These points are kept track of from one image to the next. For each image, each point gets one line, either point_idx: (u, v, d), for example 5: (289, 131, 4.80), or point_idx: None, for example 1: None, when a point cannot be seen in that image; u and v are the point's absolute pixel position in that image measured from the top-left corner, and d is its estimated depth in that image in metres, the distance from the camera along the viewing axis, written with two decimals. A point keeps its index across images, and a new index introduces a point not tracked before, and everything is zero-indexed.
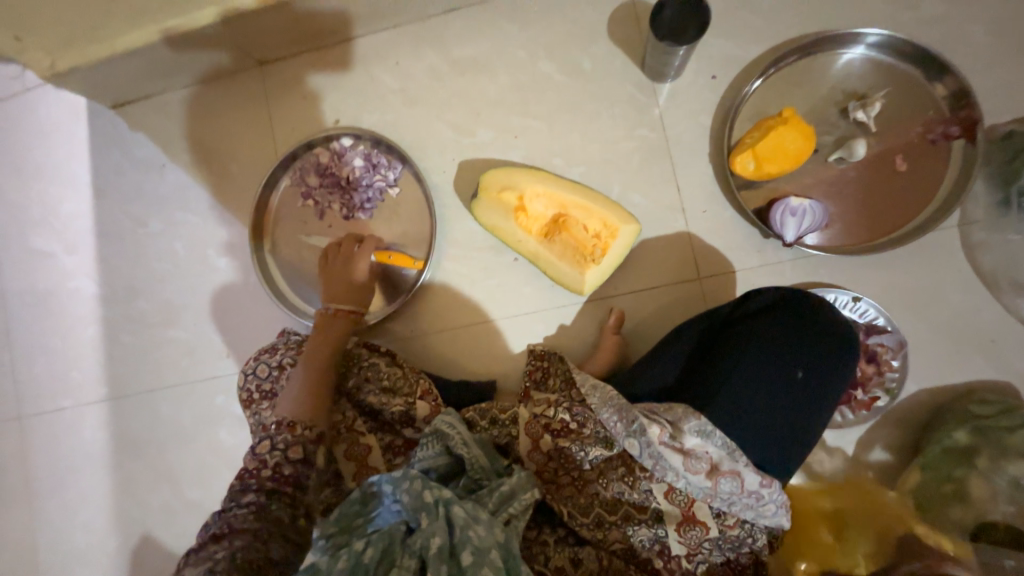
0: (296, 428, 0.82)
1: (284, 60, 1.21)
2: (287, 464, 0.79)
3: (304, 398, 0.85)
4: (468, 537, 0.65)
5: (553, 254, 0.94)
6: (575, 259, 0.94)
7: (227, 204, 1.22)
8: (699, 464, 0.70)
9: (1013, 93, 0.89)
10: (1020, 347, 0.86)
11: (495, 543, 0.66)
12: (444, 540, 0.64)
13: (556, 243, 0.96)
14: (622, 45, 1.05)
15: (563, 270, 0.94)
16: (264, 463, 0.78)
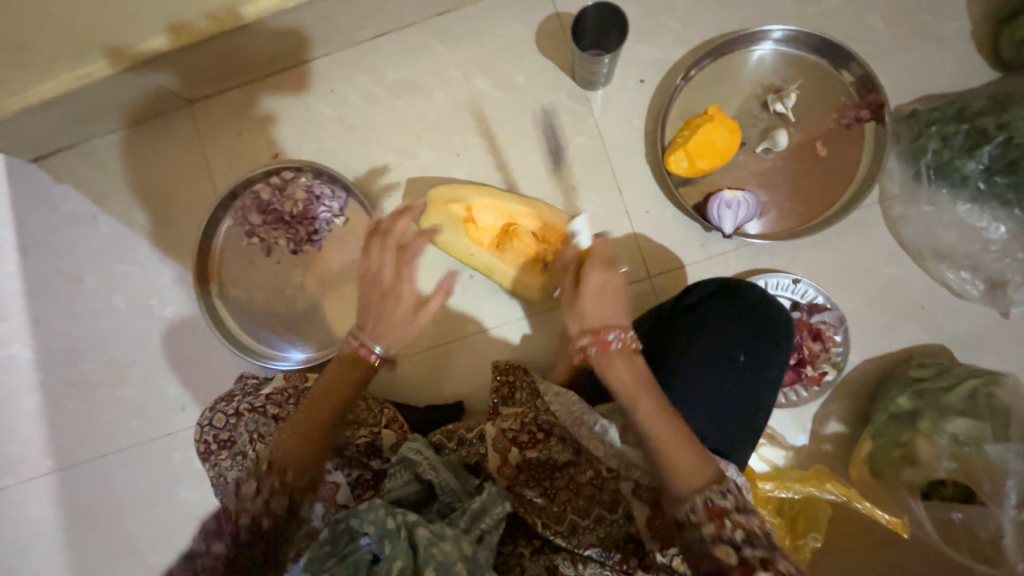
0: (286, 474, 0.72)
1: (214, 98, 1.18)
2: (266, 517, 0.70)
3: (298, 438, 0.74)
4: (433, 554, 0.64)
5: (506, 263, 0.95)
6: (529, 266, 0.96)
7: (168, 250, 1.18)
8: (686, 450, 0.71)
9: (913, 74, 0.95)
10: (947, 309, 0.92)
11: (460, 556, 0.65)
12: (406, 561, 0.63)
13: (508, 253, 0.96)
14: (551, 57, 1.07)
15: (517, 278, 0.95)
16: (249, 510, 0.71)
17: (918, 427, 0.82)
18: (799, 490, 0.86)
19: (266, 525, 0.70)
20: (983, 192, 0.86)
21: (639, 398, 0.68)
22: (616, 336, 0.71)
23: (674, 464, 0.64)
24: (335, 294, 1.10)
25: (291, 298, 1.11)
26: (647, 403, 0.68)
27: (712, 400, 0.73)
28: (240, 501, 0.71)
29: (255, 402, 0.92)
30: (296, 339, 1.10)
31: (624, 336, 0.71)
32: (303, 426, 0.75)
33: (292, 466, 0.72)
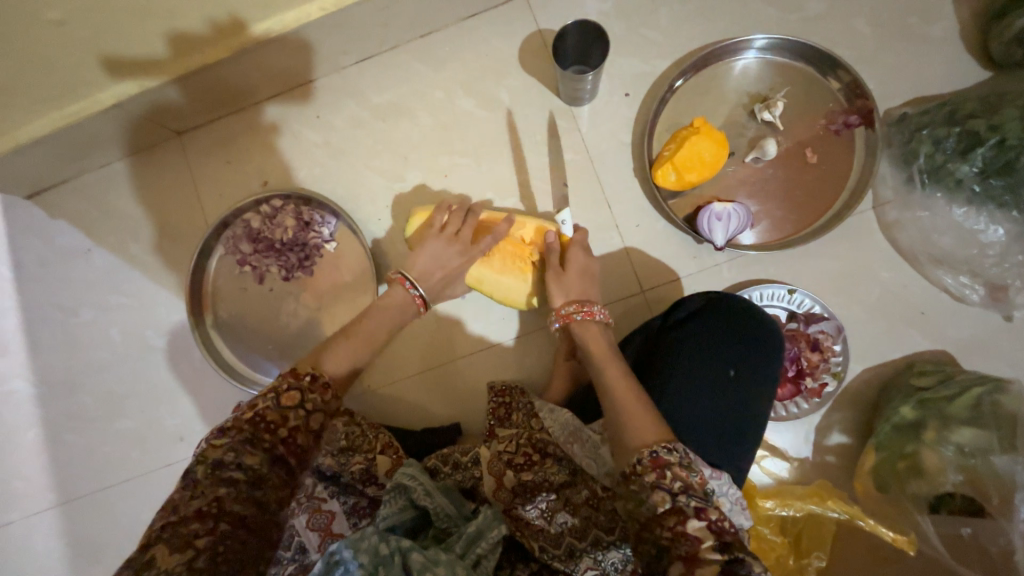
0: (328, 392, 0.67)
1: (203, 127, 1.19)
2: (303, 433, 0.64)
3: (344, 355, 0.72)
4: None
5: (495, 269, 0.94)
6: (517, 265, 0.94)
7: (162, 280, 1.18)
8: None
9: (901, 76, 0.94)
10: (947, 314, 0.90)
11: None
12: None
13: (495, 256, 0.94)
14: (535, 74, 1.06)
15: (508, 282, 0.94)
16: (285, 422, 0.63)
17: (922, 438, 0.80)
18: (800, 508, 0.84)
19: (300, 442, 0.63)
20: (978, 194, 0.83)
21: (608, 364, 0.73)
22: (584, 310, 0.80)
23: (628, 418, 0.65)
24: (328, 319, 1.10)
25: (285, 325, 1.11)
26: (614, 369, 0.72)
27: (707, 418, 0.70)
28: (269, 415, 0.63)
29: None
30: (291, 366, 1.10)
31: (593, 310, 0.80)
32: (343, 355, 0.72)
33: (333, 383, 0.68)
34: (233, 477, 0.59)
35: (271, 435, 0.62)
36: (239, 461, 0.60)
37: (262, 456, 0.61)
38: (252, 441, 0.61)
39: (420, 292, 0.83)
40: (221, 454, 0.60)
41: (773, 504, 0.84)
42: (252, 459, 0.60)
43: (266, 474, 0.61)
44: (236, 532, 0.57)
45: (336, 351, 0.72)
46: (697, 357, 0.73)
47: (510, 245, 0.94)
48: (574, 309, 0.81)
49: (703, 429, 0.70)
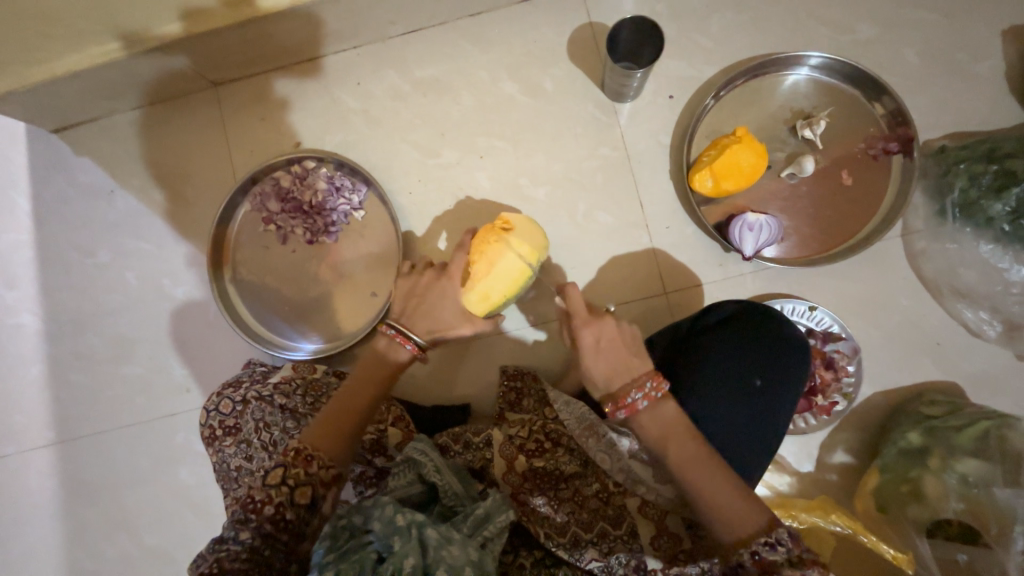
0: (312, 465, 0.71)
1: (240, 81, 1.18)
2: (291, 508, 0.68)
3: (334, 426, 0.75)
4: (441, 555, 0.65)
5: (490, 263, 0.81)
6: (496, 239, 0.82)
7: (183, 230, 1.17)
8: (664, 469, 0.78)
9: (943, 109, 0.95)
10: (963, 348, 0.91)
11: (467, 560, 0.65)
12: (417, 560, 0.63)
13: (477, 255, 0.82)
14: (582, 66, 1.07)
15: (508, 254, 0.81)
16: (271, 499, 0.67)
17: (927, 465, 0.81)
18: (802, 518, 0.86)
19: (289, 516, 0.68)
20: (1007, 234, 0.85)
21: (672, 444, 0.67)
22: (650, 385, 0.68)
23: (715, 507, 0.63)
24: (348, 287, 1.10)
25: (303, 288, 1.10)
26: (682, 452, 0.66)
27: (728, 422, 0.72)
28: (259, 492, 0.68)
29: (264, 390, 0.92)
30: (306, 330, 1.09)
31: (656, 386, 0.69)
32: (335, 417, 0.76)
33: (319, 454, 0.72)
34: (230, 550, 0.65)
35: (259, 513, 0.67)
36: (234, 536, 0.66)
37: (253, 531, 0.66)
38: (243, 520, 0.66)
39: (416, 340, 0.82)
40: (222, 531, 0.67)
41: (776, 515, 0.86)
42: (249, 534, 0.66)
43: (261, 545, 0.66)
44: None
45: (323, 422, 0.76)
46: (724, 363, 0.74)
47: (479, 240, 0.84)
48: (641, 389, 0.69)
49: (720, 432, 0.72)
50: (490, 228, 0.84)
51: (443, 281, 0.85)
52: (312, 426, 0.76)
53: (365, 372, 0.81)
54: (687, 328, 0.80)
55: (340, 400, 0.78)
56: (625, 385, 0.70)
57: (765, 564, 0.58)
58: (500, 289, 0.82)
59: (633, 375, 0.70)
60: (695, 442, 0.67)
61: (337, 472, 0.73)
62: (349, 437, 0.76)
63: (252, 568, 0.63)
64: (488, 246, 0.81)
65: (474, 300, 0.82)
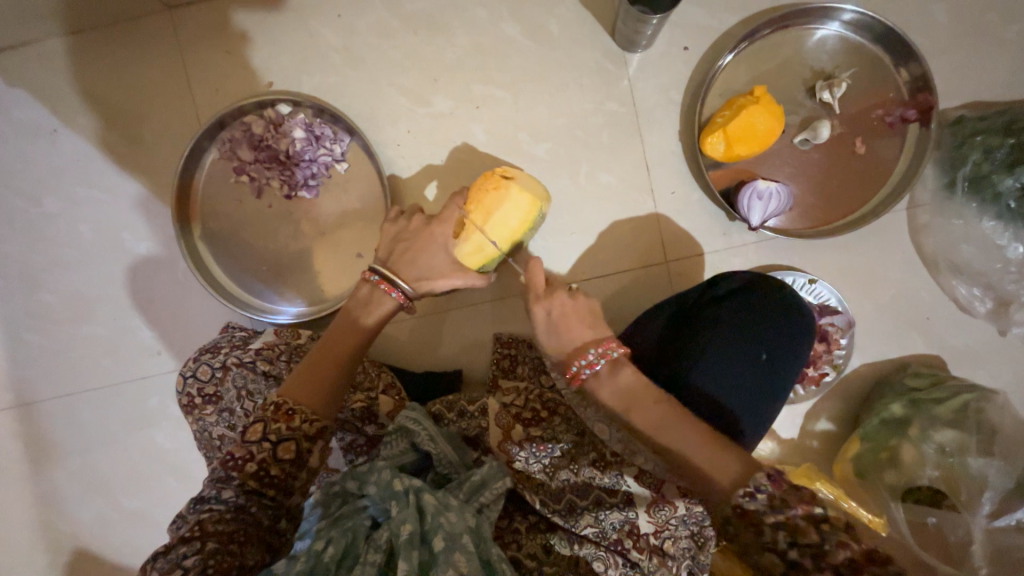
0: (294, 418, 0.66)
1: (200, 6, 1.03)
2: (275, 464, 0.63)
3: (315, 378, 0.70)
4: (439, 523, 0.62)
5: (489, 218, 0.76)
6: (498, 191, 0.76)
7: (142, 178, 1.06)
8: None
9: (965, 76, 0.91)
10: (951, 323, 0.93)
11: (465, 527, 0.63)
12: (414, 527, 0.60)
13: (475, 209, 0.76)
14: (591, 8, 0.96)
15: (510, 209, 0.76)
16: (252, 457, 0.63)
17: (907, 434, 0.85)
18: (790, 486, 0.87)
19: (273, 471, 0.63)
20: (1011, 211, 0.85)
21: (635, 414, 0.65)
22: (599, 351, 0.69)
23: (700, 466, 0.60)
24: (330, 247, 1.02)
25: (282, 246, 1.02)
26: (650, 419, 0.64)
27: (728, 395, 0.71)
28: (239, 449, 0.63)
29: (244, 356, 0.87)
30: (286, 291, 1.02)
31: (607, 352, 0.69)
32: (317, 371, 0.71)
33: (303, 409, 0.67)
34: (211, 510, 0.60)
35: (241, 470, 0.62)
36: (216, 495, 0.61)
37: (236, 490, 0.62)
38: (224, 479, 0.62)
39: (399, 285, 0.77)
40: (200, 491, 0.62)
41: None
42: (231, 494, 0.61)
43: (247, 504, 0.61)
44: (225, 546, 0.57)
45: (304, 374, 0.70)
46: (731, 336, 0.73)
47: (477, 188, 0.78)
48: (591, 358, 0.69)
49: (722, 405, 0.71)
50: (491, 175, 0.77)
51: (432, 226, 0.79)
52: (293, 379, 0.70)
53: (340, 322, 0.76)
54: (697, 301, 0.79)
55: (316, 354, 0.73)
56: (582, 354, 0.70)
57: (749, 517, 0.53)
58: (495, 241, 0.78)
59: (584, 345, 0.71)
60: (658, 404, 0.65)
61: (323, 425, 0.68)
62: (331, 390, 0.71)
63: (238, 527, 0.59)
64: (487, 197, 0.75)
65: (465, 252, 0.77)
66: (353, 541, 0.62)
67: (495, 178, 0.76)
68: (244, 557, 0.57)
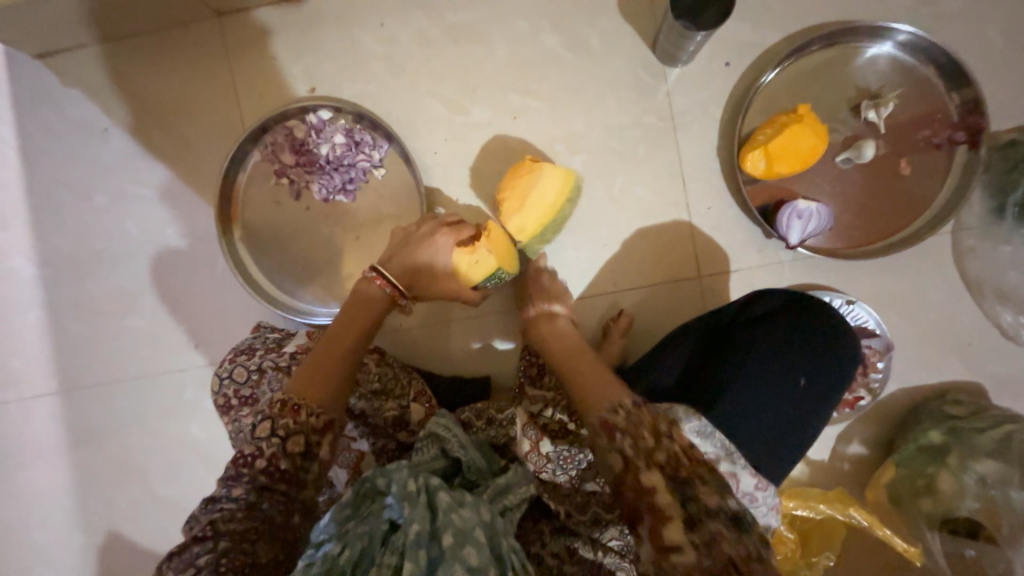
0: (301, 413, 0.67)
1: (247, 13, 1.05)
2: (284, 457, 0.64)
3: (317, 371, 0.72)
4: (450, 519, 0.63)
5: (526, 199, 0.85)
6: (528, 175, 0.86)
7: (186, 177, 1.09)
8: None
9: (1018, 99, 0.89)
10: (994, 350, 0.90)
11: (478, 522, 0.65)
12: (424, 525, 0.62)
13: (512, 195, 0.87)
14: (632, 22, 0.96)
15: (541, 188, 0.85)
16: (261, 452, 0.64)
17: (945, 462, 0.83)
18: (821, 509, 0.87)
19: (282, 468, 0.64)
20: None
21: (561, 346, 0.78)
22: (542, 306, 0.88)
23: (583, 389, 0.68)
24: (366, 251, 1.04)
25: (319, 249, 1.04)
26: (600, 388, 0.66)
27: (764, 421, 0.70)
28: (248, 446, 0.64)
29: (280, 360, 0.88)
30: (321, 291, 1.04)
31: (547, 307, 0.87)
32: (323, 369, 0.72)
33: (307, 403, 0.68)
34: (223, 509, 0.61)
35: (251, 468, 0.63)
36: (227, 495, 0.62)
37: (246, 487, 0.62)
38: (235, 477, 0.63)
39: (391, 280, 0.83)
40: (213, 491, 0.63)
41: (793, 504, 0.87)
42: (242, 491, 0.62)
43: (258, 501, 0.62)
44: (237, 545, 0.58)
45: (308, 368, 0.72)
46: (771, 358, 0.72)
47: (510, 180, 0.88)
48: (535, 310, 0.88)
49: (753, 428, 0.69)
50: (514, 171, 0.88)
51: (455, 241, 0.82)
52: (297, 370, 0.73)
53: (352, 312, 0.80)
54: (724, 319, 0.81)
55: (320, 353, 0.74)
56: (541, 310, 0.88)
57: (609, 424, 0.61)
58: (526, 223, 0.87)
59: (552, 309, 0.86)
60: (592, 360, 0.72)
61: (331, 417, 0.69)
62: (335, 387, 0.72)
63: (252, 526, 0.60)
64: (520, 181, 0.86)
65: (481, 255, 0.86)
66: (368, 545, 0.63)
67: (524, 165, 0.86)
68: (255, 552, 0.59)
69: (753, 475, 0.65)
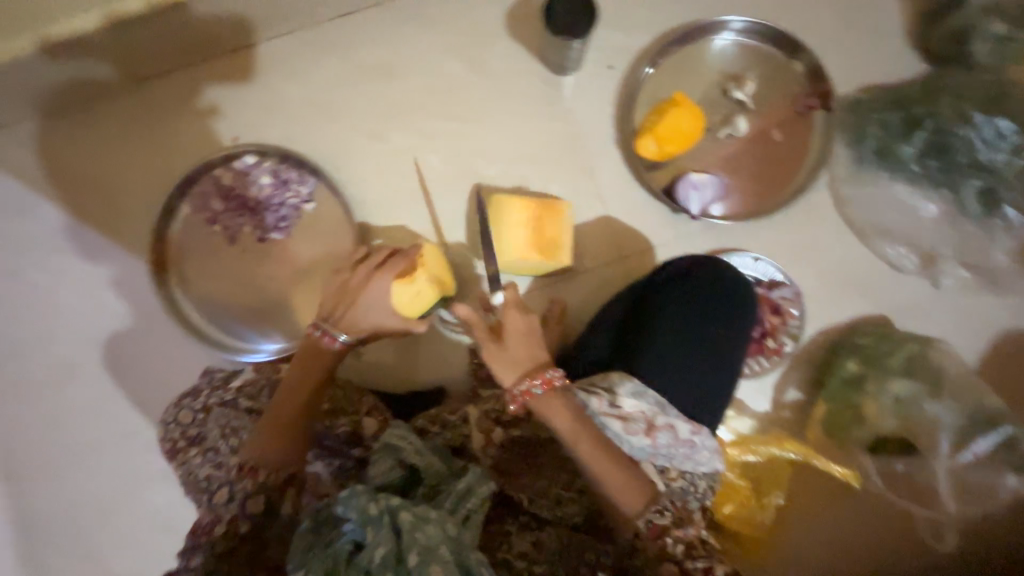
0: (257, 475, 0.75)
1: (165, 78, 1.11)
2: (245, 518, 0.74)
3: (271, 434, 0.77)
4: (414, 538, 0.62)
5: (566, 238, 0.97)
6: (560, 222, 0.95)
7: (119, 243, 1.10)
8: (637, 425, 0.72)
9: (857, 65, 1.03)
10: (890, 282, 1.00)
11: (443, 537, 0.63)
12: (389, 548, 0.62)
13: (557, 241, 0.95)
14: (523, 43, 1.08)
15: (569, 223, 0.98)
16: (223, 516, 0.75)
17: (865, 389, 0.90)
18: (763, 451, 0.92)
19: (244, 528, 0.74)
20: (917, 174, 0.96)
21: (582, 442, 0.68)
22: (542, 381, 0.68)
23: (617, 491, 0.68)
24: (306, 283, 1.06)
25: (260, 288, 1.06)
26: (631, 481, 0.69)
27: (687, 371, 0.77)
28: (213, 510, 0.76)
29: (226, 396, 0.87)
30: (267, 330, 1.06)
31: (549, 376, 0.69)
32: (274, 436, 0.77)
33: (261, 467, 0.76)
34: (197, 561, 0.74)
35: (214, 530, 0.74)
36: (193, 557, 0.76)
37: (214, 546, 0.73)
38: (204, 535, 0.75)
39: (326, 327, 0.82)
40: (190, 544, 0.77)
41: (737, 451, 0.92)
42: (209, 550, 0.73)
43: (226, 556, 0.72)
44: None
45: (262, 429, 0.77)
46: (680, 314, 0.79)
47: (546, 231, 0.93)
48: (527, 386, 0.68)
49: (681, 381, 0.76)
50: (526, 224, 0.92)
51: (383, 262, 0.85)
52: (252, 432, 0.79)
53: (303, 367, 0.81)
54: (639, 290, 0.85)
55: (273, 412, 0.78)
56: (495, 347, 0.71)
57: (659, 530, 0.69)
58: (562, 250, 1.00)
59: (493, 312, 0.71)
60: (600, 444, 0.68)
61: (288, 474, 0.77)
62: (287, 446, 0.77)
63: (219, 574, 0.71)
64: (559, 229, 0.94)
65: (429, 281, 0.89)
66: (332, 570, 0.63)
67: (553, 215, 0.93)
68: None
69: (687, 421, 0.72)
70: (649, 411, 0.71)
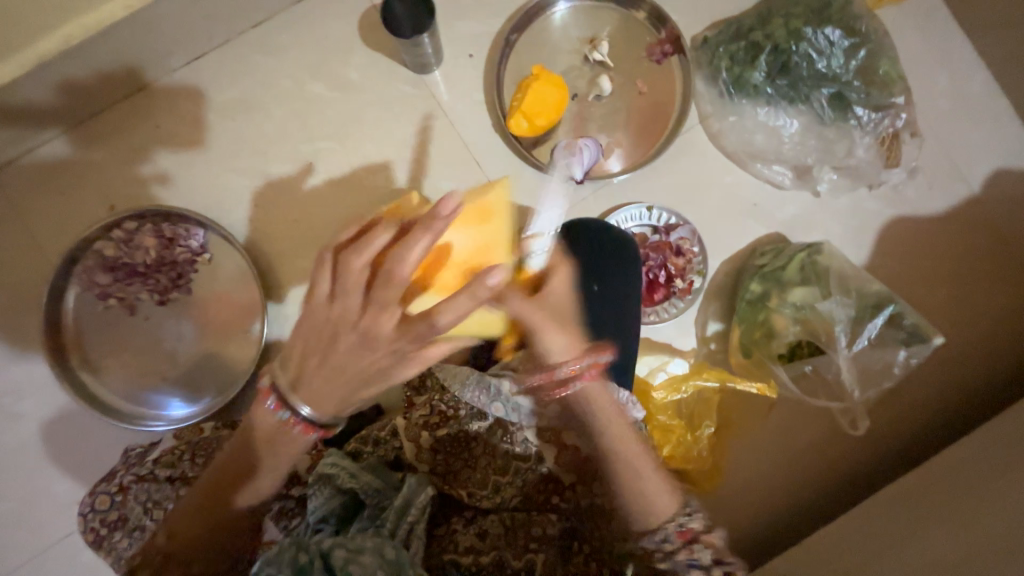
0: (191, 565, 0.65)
1: (17, 162, 1.05)
2: None
3: (201, 517, 0.65)
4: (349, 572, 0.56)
5: None
6: None
7: (5, 343, 1.04)
8: (550, 397, 0.76)
9: (701, 4, 1.07)
10: (779, 202, 1.05)
11: (380, 562, 0.57)
12: None
13: None
14: (380, 49, 1.07)
15: None
16: None
17: (770, 306, 0.95)
18: (688, 389, 0.95)
19: None
20: (772, 96, 1.00)
21: (621, 441, 0.71)
22: (582, 360, 0.70)
23: (637, 497, 0.69)
24: (220, 336, 1.04)
25: (172, 352, 1.03)
26: (654, 484, 0.69)
27: (584, 331, 0.81)
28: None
29: (142, 469, 0.84)
30: (189, 392, 1.03)
31: (605, 356, 0.73)
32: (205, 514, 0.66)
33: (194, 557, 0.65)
34: None
35: None
36: None
37: None
38: None
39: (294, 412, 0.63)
40: None
41: (665, 393, 0.94)
42: None
43: None
44: None
45: (189, 510, 0.66)
46: None
47: None
48: (579, 367, 0.70)
49: None
50: None
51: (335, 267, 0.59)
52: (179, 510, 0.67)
53: (240, 446, 0.66)
54: None
55: (201, 487, 0.66)
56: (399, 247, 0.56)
57: (689, 534, 0.67)
58: None
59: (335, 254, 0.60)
60: (639, 445, 0.72)
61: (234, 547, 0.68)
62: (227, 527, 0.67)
63: None
64: None
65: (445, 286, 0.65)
66: None
67: None
68: None
69: (592, 374, 0.72)
70: (561, 381, 0.73)
